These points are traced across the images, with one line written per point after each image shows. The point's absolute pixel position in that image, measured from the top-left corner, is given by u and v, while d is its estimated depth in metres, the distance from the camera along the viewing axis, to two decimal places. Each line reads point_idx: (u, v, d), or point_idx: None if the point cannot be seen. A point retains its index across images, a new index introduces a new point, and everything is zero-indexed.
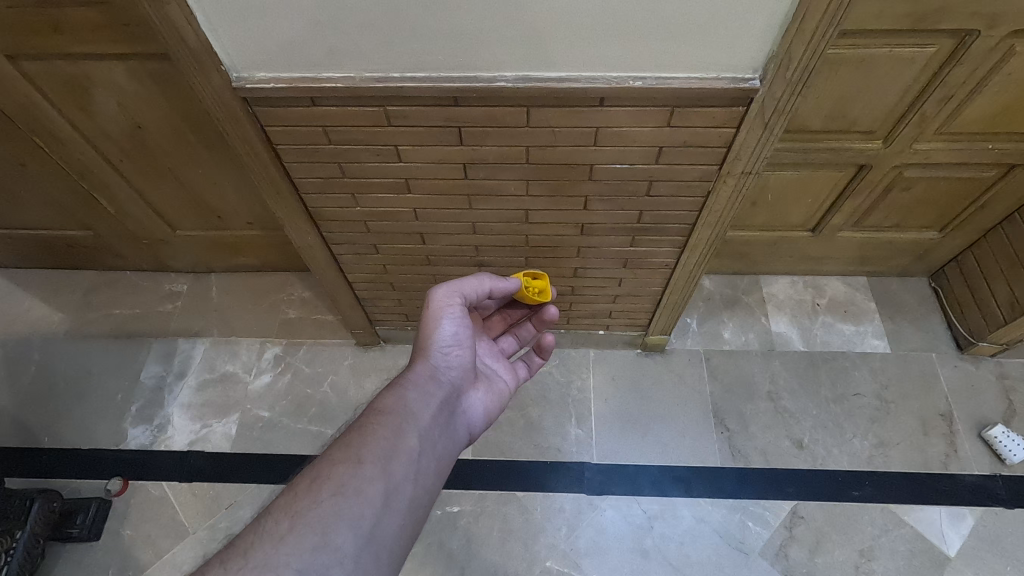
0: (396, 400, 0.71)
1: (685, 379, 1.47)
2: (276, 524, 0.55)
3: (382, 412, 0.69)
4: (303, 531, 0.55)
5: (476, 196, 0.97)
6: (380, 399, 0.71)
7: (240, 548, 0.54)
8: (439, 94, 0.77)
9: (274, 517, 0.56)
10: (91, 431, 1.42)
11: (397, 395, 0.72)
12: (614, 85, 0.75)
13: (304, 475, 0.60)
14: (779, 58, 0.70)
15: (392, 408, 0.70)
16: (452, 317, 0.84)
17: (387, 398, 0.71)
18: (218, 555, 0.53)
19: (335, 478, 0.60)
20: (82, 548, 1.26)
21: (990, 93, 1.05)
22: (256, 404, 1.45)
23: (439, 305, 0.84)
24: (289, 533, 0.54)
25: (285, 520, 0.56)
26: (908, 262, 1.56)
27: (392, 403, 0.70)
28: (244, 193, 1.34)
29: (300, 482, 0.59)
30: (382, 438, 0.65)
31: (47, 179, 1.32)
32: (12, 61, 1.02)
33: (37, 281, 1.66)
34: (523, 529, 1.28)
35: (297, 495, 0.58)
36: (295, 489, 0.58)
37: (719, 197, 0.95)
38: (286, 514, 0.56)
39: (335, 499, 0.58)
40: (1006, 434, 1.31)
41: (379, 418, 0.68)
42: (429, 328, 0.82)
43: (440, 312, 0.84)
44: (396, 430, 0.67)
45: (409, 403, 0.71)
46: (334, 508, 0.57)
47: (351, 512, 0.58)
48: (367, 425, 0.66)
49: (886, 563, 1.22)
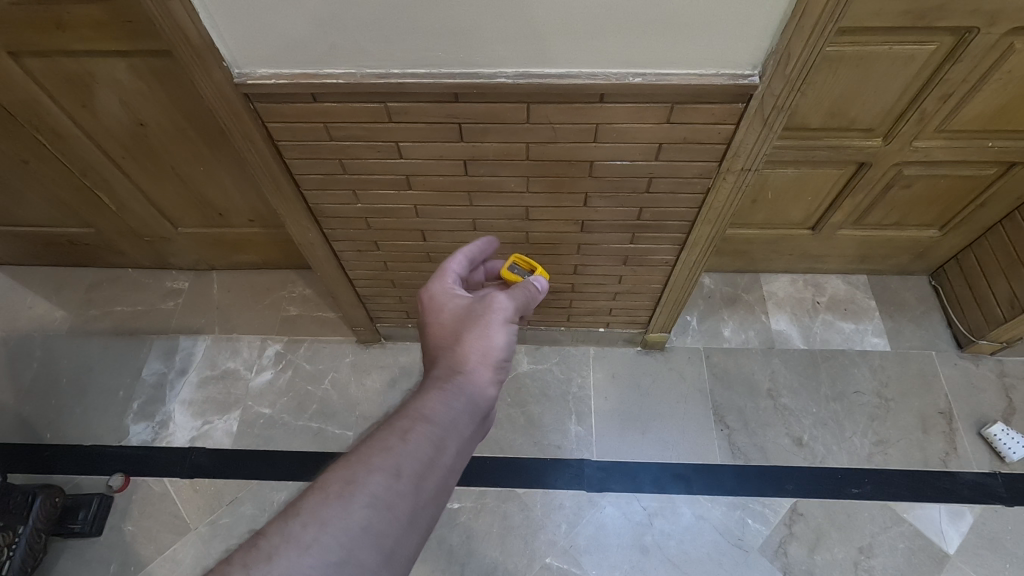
0: (442, 408, 0.59)
1: (685, 376, 1.47)
2: (303, 529, 0.47)
3: (425, 418, 0.57)
4: (328, 543, 0.47)
5: (476, 193, 0.98)
6: (423, 403, 0.59)
7: (265, 552, 0.45)
8: (440, 90, 0.77)
9: (301, 520, 0.48)
10: (93, 427, 1.43)
11: (446, 402, 0.59)
12: (613, 81, 0.75)
13: (337, 476, 0.51)
14: (778, 54, 0.71)
15: (438, 417, 0.58)
16: (510, 327, 0.71)
17: (434, 404, 0.59)
18: (239, 557, 0.45)
19: (367, 488, 0.50)
20: (85, 544, 1.27)
21: (991, 90, 1.05)
22: (257, 401, 1.46)
23: (497, 309, 0.71)
24: (314, 543, 0.46)
25: (311, 525, 0.47)
26: (908, 260, 1.56)
27: (441, 412, 0.58)
28: (245, 189, 1.35)
29: (332, 483, 0.50)
30: (422, 450, 0.54)
31: (49, 176, 1.33)
32: (14, 58, 1.02)
33: (39, 278, 1.67)
34: (523, 526, 1.28)
35: (327, 499, 0.49)
36: (326, 492, 0.49)
37: (719, 194, 0.95)
38: (315, 519, 0.48)
39: (366, 513, 0.49)
40: (1005, 432, 1.31)
41: (422, 425, 0.56)
42: (487, 334, 0.68)
43: (501, 319, 0.70)
44: (438, 444, 0.56)
45: (454, 414, 0.59)
46: (363, 522, 0.49)
47: (379, 529, 0.49)
48: (410, 425, 0.56)
49: (885, 560, 1.22)
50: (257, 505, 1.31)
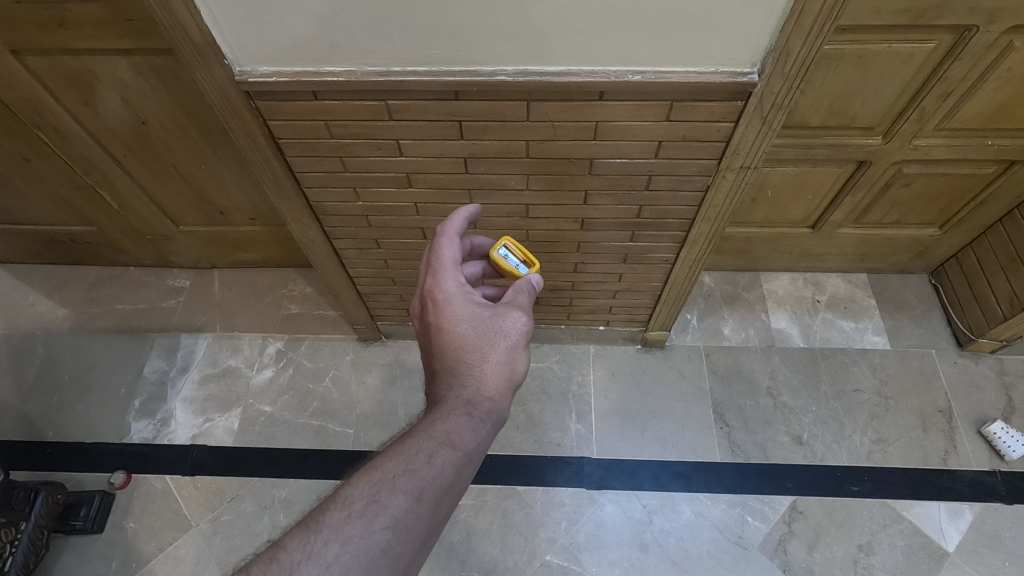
0: (468, 434, 0.58)
1: (685, 374, 1.47)
2: (324, 546, 0.48)
3: (450, 443, 0.57)
4: (347, 562, 0.47)
5: (476, 191, 0.98)
6: (449, 426, 0.58)
7: (286, 565, 0.46)
8: (440, 88, 0.78)
9: (323, 536, 0.49)
10: (95, 424, 1.43)
11: (472, 428, 0.59)
12: (612, 79, 0.75)
13: (360, 493, 0.51)
14: (778, 52, 0.71)
15: (464, 442, 0.57)
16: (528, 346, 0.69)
17: (460, 430, 0.58)
18: (259, 567, 0.46)
19: (389, 510, 0.51)
20: (87, 541, 1.27)
21: (990, 88, 1.05)
22: (258, 399, 1.46)
23: (519, 330, 0.68)
24: (334, 562, 0.47)
25: (332, 543, 0.48)
26: (908, 259, 1.56)
27: (467, 438, 0.58)
28: (246, 187, 1.35)
29: (355, 500, 0.51)
30: (445, 474, 0.54)
31: (51, 174, 1.33)
32: (17, 56, 1.03)
33: (42, 276, 1.67)
34: (523, 523, 1.28)
35: (349, 516, 0.50)
36: (349, 509, 0.50)
37: (718, 191, 0.95)
38: (336, 536, 0.48)
39: (386, 534, 0.50)
40: (1005, 430, 1.31)
41: (448, 449, 0.56)
42: (509, 359, 0.65)
43: (523, 342, 0.67)
44: (461, 470, 0.56)
45: (480, 441, 0.59)
46: (383, 544, 0.49)
47: (396, 552, 0.50)
48: (434, 448, 0.56)
49: (885, 558, 1.22)
50: (258, 502, 1.32)
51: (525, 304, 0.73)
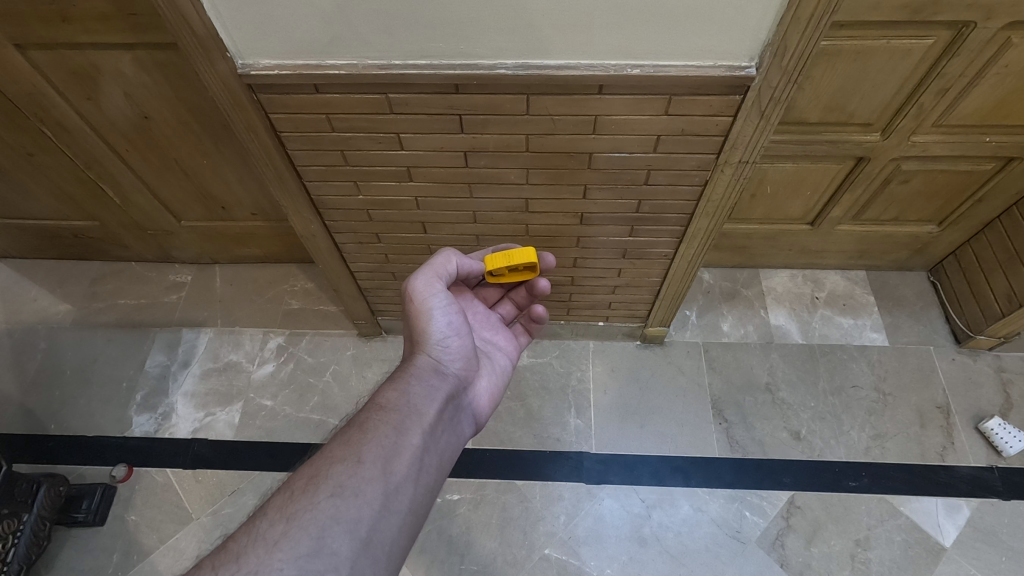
0: (397, 397, 0.70)
1: (684, 369, 1.48)
2: (270, 526, 0.54)
3: (384, 409, 0.68)
4: (297, 535, 0.53)
5: (477, 184, 0.99)
6: (379, 398, 0.70)
7: (233, 553, 0.52)
8: (440, 81, 0.78)
9: (269, 519, 0.54)
10: (97, 417, 1.44)
11: (398, 390, 0.72)
12: (612, 72, 0.76)
13: (302, 474, 0.59)
14: (774, 46, 0.72)
15: (393, 404, 0.69)
16: (443, 308, 0.83)
17: (389, 394, 0.71)
18: (210, 560, 0.52)
19: (332, 479, 0.58)
20: (88, 533, 1.28)
21: (987, 85, 1.06)
22: (259, 393, 1.47)
23: (426, 298, 0.82)
24: (282, 538, 0.53)
25: (279, 522, 0.54)
26: (906, 256, 1.57)
27: (395, 399, 0.70)
28: (248, 182, 1.36)
29: (298, 481, 0.58)
30: (382, 436, 0.64)
31: (55, 169, 1.34)
32: (20, 51, 1.03)
33: (45, 271, 1.68)
34: (522, 517, 1.29)
35: (292, 496, 0.56)
36: (291, 490, 0.57)
37: (717, 186, 0.96)
38: (281, 516, 0.55)
39: (332, 501, 0.56)
40: (1003, 426, 1.32)
41: (381, 414, 0.67)
42: (422, 320, 0.81)
43: (428, 305, 0.82)
44: (398, 428, 0.65)
45: (410, 399, 0.70)
46: (331, 510, 0.56)
47: (349, 515, 0.56)
48: (368, 422, 0.65)
49: (881, 553, 1.22)
50: (259, 495, 1.33)
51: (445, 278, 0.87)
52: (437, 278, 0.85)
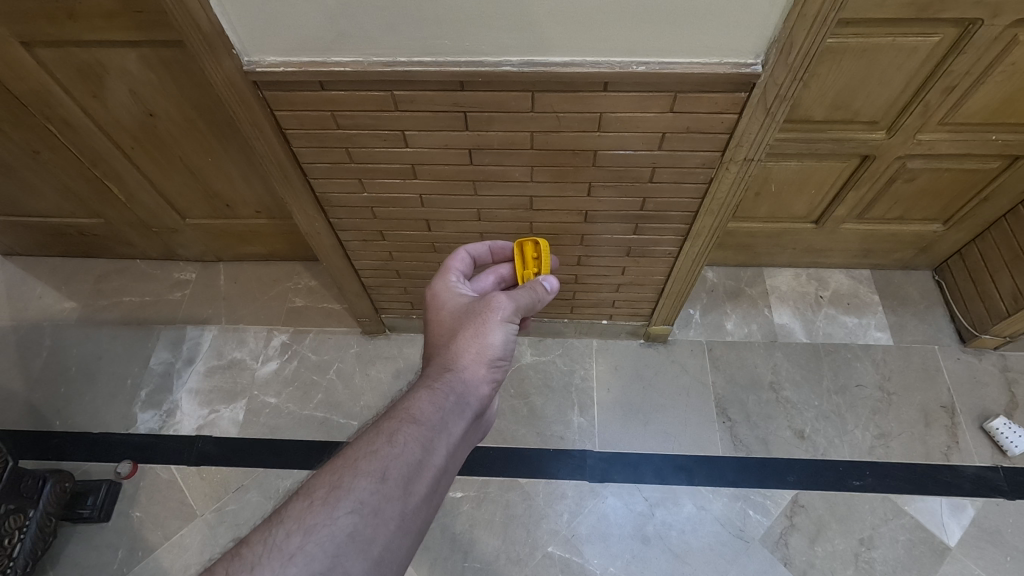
0: (431, 412, 0.63)
1: (687, 368, 1.48)
2: (286, 538, 0.50)
3: (413, 419, 0.62)
4: (312, 552, 0.50)
5: (481, 182, 0.99)
6: (412, 405, 0.64)
7: (245, 562, 0.48)
8: (446, 77, 0.78)
9: (285, 528, 0.51)
10: (102, 413, 1.45)
11: (434, 402, 0.64)
12: (617, 69, 0.76)
13: (323, 481, 0.55)
14: (781, 43, 0.71)
15: (425, 418, 0.62)
16: (508, 328, 0.76)
17: (421, 405, 0.64)
18: (223, 566, 0.49)
19: (353, 494, 0.54)
20: (94, 528, 1.29)
21: (992, 83, 1.06)
22: (262, 391, 1.47)
23: (498, 314, 0.75)
24: (297, 552, 0.49)
25: (295, 534, 0.51)
26: (911, 255, 1.56)
27: (427, 413, 0.63)
28: (251, 179, 1.36)
29: (317, 489, 0.54)
30: (409, 452, 0.58)
31: (59, 167, 1.34)
32: (26, 48, 1.04)
33: (50, 268, 1.69)
34: (525, 515, 1.29)
35: (312, 506, 0.53)
36: (310, 498, 0.53)
37: (721, 184, 0.95)
38: (297, 527, 0.51)
39: (351, 519, 0.53)
40: (1008, 426, 1.31)
41: (409, 427, 0.61)
42: (481, 333, 0.73)
43: (496, 323, 0.74)
44: (425, 445, 0.60)
45: (441, 415, 0.64)
46: (349, 528, 0.52)
47: (364, 535, 0.52)
48: (394, 431, 0.60)
49: (886, 552, 1.22)
50: (263, 492, 1.33)
51: (524, 307, 0.79)
52: (509, 297, 0.77)
